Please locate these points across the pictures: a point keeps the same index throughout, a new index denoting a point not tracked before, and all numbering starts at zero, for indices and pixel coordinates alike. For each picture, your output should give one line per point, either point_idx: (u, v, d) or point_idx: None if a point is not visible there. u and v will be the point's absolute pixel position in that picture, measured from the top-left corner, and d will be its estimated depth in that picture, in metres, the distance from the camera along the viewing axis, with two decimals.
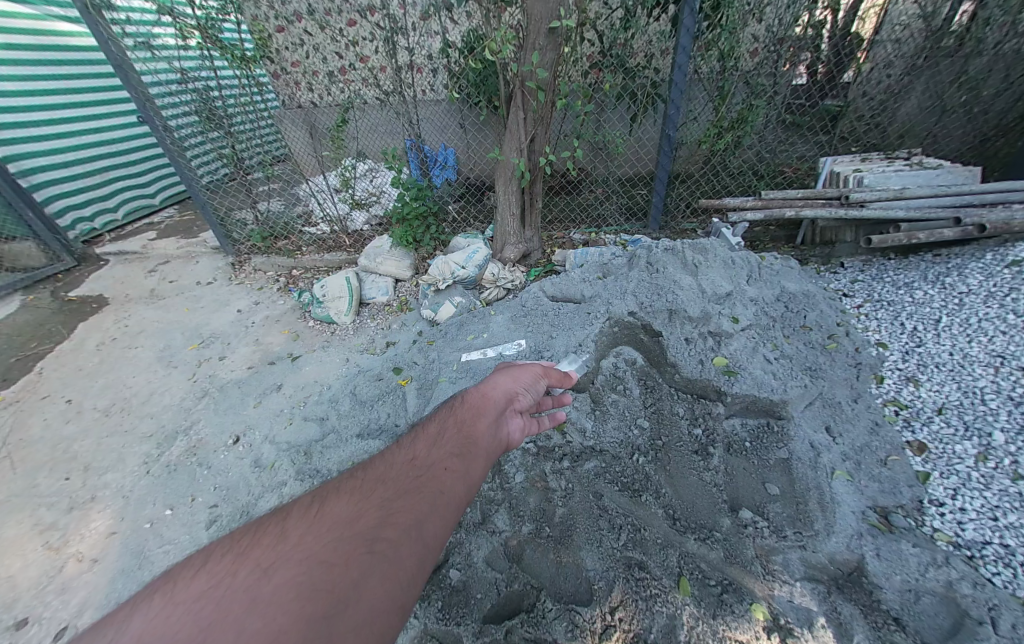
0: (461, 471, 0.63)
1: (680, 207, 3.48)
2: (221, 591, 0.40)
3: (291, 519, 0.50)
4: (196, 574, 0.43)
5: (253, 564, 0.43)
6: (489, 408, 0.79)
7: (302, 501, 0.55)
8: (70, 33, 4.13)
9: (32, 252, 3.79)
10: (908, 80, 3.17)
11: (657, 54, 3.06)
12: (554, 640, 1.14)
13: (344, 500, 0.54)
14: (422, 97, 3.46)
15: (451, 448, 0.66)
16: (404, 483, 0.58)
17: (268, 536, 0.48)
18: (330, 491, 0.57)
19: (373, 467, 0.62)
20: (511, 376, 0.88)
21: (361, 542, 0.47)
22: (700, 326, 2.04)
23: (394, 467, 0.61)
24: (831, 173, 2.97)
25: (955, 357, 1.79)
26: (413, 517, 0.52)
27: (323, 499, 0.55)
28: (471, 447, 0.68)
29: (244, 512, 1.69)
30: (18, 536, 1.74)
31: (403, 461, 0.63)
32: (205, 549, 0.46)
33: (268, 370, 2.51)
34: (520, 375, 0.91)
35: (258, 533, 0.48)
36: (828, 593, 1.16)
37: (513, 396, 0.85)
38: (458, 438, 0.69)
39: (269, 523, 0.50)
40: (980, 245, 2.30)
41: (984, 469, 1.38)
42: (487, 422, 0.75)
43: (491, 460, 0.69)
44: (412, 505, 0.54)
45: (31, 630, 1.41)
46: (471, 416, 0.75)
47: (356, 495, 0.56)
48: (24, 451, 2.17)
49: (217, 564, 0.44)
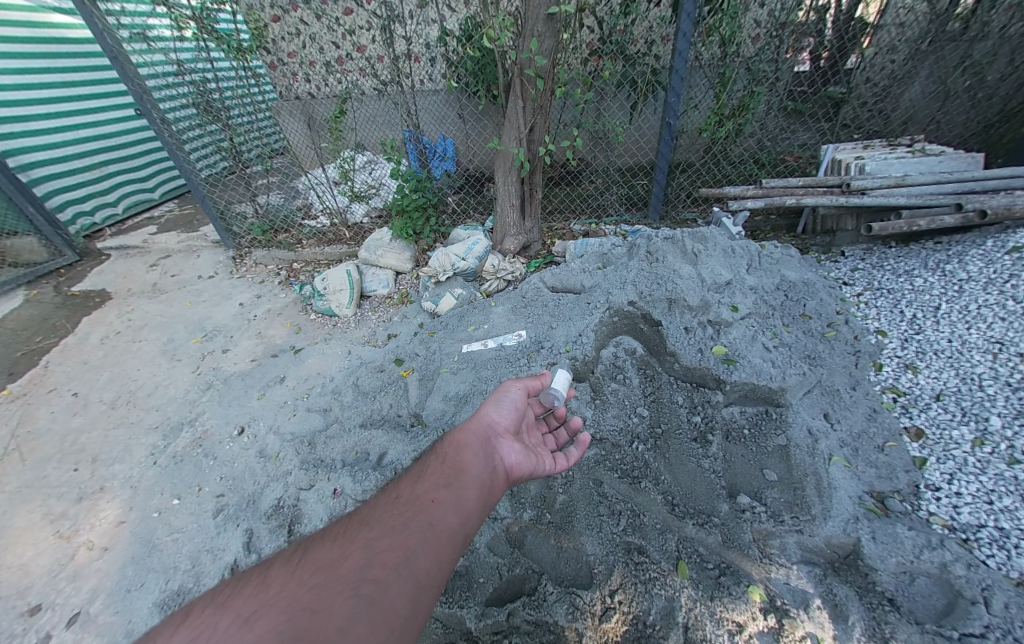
0: (445, 507, 0.76)
1: (680, 197, 3.45)
2: (205, 637, 0.48)
3: (274, 570, 0.60)
4: (179, 629, 0.51)
5: (235, 613, 0.52)
6: (471, 444, 0.95)
7: (285, 554, 0.64)
8: (64, 25, 4.08)
9: (35, 248, 3.81)
10: (912, 65, 3.14)
11: (657, 41, 3.04)
12: (555, 621, 1.17)
13: (330, 548, 0.64)
14: (421, 86, 3.53)
15: (433, 487, 0.79)
16: (391, 526, 0.69)
17: (249, 586, 0.57)
18: (315, 541, 0.67)
19: (360, 517, 0.73)
20: (492, 403, 1.10)
21: (348, 585, 0.57)
22: (699, 315, 2.05)
23: (380, 514, 0.73)
24: (833, 161, 2.95)
25: (954, 343, 1.79)
26: (400, 555, 0.64)
27: (307, 549, 0.65)
28: (449, 485, 0.81)
29: (250, 501, 1.72)
30: (28, 526, 1.78)
31: (387, 506, 0.75)
32: (185, 607, 0.55)
33: (271, 362, 2.53)
34: (497, 405, 1.10)
35: (240, 587, 0.57)
36: (824, 576, 1.17)
37: (494, 429, 1.03)
38: (441, 477, 0.83)
39: (252, 577, 0.59)
40: (982, 231, 2.29)
41: (980, 454, 1.39)
42: (465, 459, 0.89)
43: (474, 492, 0.83)
44: (399, 544, 0.66)
45: (43, 616, 1.44)
46: (453, 456, 0.90)
47: (342, 540, 0.66)
48: (32, 443, 2.20)
49: (196, 619, 0.52)
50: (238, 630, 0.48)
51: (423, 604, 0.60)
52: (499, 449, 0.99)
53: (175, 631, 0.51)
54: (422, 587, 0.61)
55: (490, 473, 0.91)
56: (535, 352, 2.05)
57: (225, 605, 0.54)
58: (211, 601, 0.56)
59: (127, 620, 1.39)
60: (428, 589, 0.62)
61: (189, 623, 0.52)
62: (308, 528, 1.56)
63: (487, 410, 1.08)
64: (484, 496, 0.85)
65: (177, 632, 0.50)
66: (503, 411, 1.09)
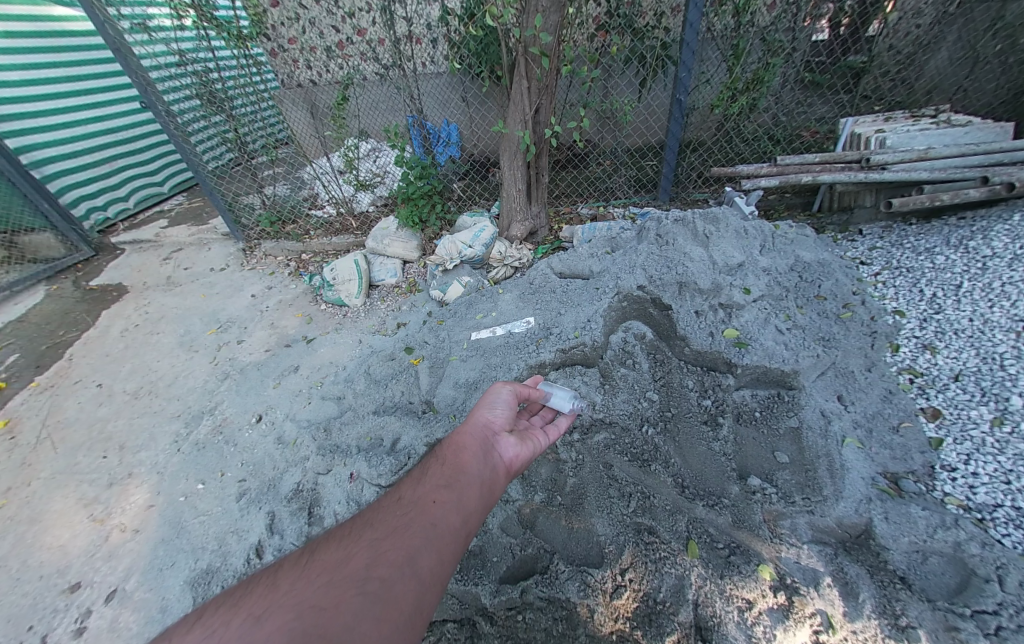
0: (448, 504, 0.77)
1: (691, 177, 3.35)
2: (217, 634, 0.48)
3: (282, 572, 0.60)
4: (191, 629, 0.51)
5: (246, 612, 0.52)
6: (468, 442, 0.96)
7: (293, 556, 0.65)
8: (66, 18, 4.05)
9: (52, 243, 3.90)
10: (938, 30, 2.95)
11: (668, 12, 2.92)
12: (567, 598, 1.21)
13: (334, 550, 0.65)
14: (422, 70, 3.42)
15: (433, 486, 0.81)
16: (394, 525, 0.70)
17: (259, 586, 0.58)
18: (320, 544, 0.68)
19: (365, 519, 0.74)
20: (481, 403, 1.11)
21: (353, 584, 0.57)
22: (710, 298, 2.02)
23: (384, 514, 0.75)
24: (852, 135, 2.82)
25: (975, 322, 1.74)
26: (406, 554, 0.64)
27: (314, 550, 0.65)
28: (450, 485, 0.81)
29: (271, 485, 1.78)
30: (64, 509, 1.88)
31: (390, 509, 0.76)
32: (199, 608, 0.55)
33: (285, 351, 2.58)
34: (487, 406, 1.10)
35: (249, 589, 0.57)
36: (835, 555, 1.18)
37: (488, 426, 1.04)
38: (442, 476, 0.84)
39: (262, 579, 0.60)
40: (1009, 204, 2.19)
41: (999, 434, 1.37)
42: (464, 459, 0.90)
43: (475, 486, 0.84)
44: (403, 544, 0.66)
45: (84, 592, 1.53)
46: (452, 456, 0.91)
47: (347, 542, 0.67)
48: (62, 432, 2.30)
49: (209, 618, 0.53)
50: (248, 626, 0.49)
51: (428, 601, 0.60)
52: (496, 442, 1.01)
53: (186, 630, 0.51)
54: (428, 585, 0.62)
55: (489, 471, 0.91)
56: (544, 338, 2.06)
57: (236, 605, 0.54)
58: (221, 602, 0.56)
59: (160, 597, 1.47)
60: (433, 588, 0.62)
61: (201, 622, 0.52)
62: (327, 511, 1.61)
63: (480, 411, 1.09)
64: (486, 494, 0.85)
65: (188, 632, 0.50)
66: (494, 410, 1.09)
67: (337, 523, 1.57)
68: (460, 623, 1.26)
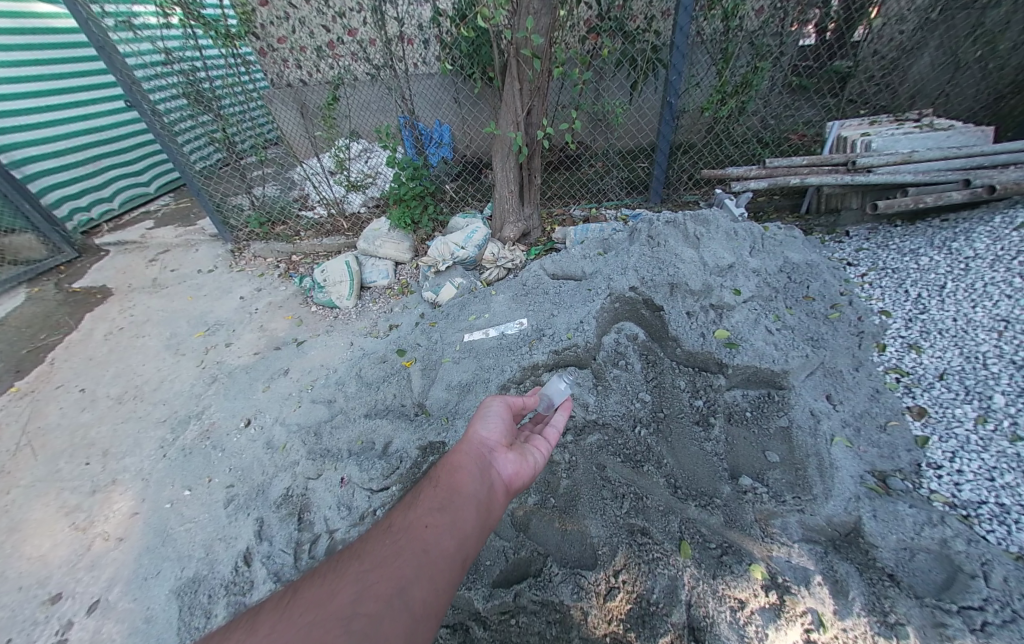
0: (442, 528, 0.75)
1: (682, 179, 3.38)
2: None
3: (263, 615, 0.58)
4: None
5: None
6: (464, 462, 0.95)
7: (278, 595, 0.63)
8: (49, 14, 3.97)
9: (33, 245, 3.80)
10: (921, 36, 3.02)
11: (658, 16, 2.97)
12: (561, 601, 1.20)
13: (319, 587, 0.63)
14: (414, 70, 3.49)
15: (427, 510, 0.79)
16: (384, 555, 0.68)
17: (238, 632, 0.56)
18: (306, 580, 0.65)
19: (356, 549, 0.72)
20: (477, 420, 1.11)
21: (339, 621, 0.55)
22: (702, 299, 2.03)
23: (375, 542, 0.73)
24: (839, 139, 2.88)
25: (958, 322, 1.78)
26: (398, 586, 0.62)
27: (300, 587, 0.64)
28: (443, 507, 0.80)
29: (260, 491, 1.75)
30: (44, 517, 1.82)
31: (380, 537, 0.74)
32: None
33: (274, 355, 2.54)
34: (481, 423, 1.10)
35: (229, 633, 0.55)
36: (826, 554, 1.18)
37: (484, 443, 1.03)
38: (435, 498, 0.83)
39: (243, 623, 0.57)
40: (990, 206, 2.24)
41: (982, 432, 1.40)
42: (460, 480, 0.88)
43: (472, 507, 0.83)
44: (394, 575, 0.64)
45: (65, 604, 1.49)
46: (447, 476, 0.90)
47: (335, 576, 0.65)
48: (43, 439, 2.23)
49: None
50: None
51: (421, 634, 0.57)
52: (494, 458, 1.00)
53: None
54: (420, 617, 0.60)
55: (487, 490, 0.90)
56: (537, 339, 2.06)
57: None
58: None
59: (145, 607, 1.43)
60: (426, 620, 0.60)
61: None
62: (317, 516, 1.59)
63: (475, 429, 1.08)
64: (482, 515, 0.83)
65: None
66: (489, 426, 1.09)
67: (328, 529, 1.54)
68: (452, 628, 1.24)
